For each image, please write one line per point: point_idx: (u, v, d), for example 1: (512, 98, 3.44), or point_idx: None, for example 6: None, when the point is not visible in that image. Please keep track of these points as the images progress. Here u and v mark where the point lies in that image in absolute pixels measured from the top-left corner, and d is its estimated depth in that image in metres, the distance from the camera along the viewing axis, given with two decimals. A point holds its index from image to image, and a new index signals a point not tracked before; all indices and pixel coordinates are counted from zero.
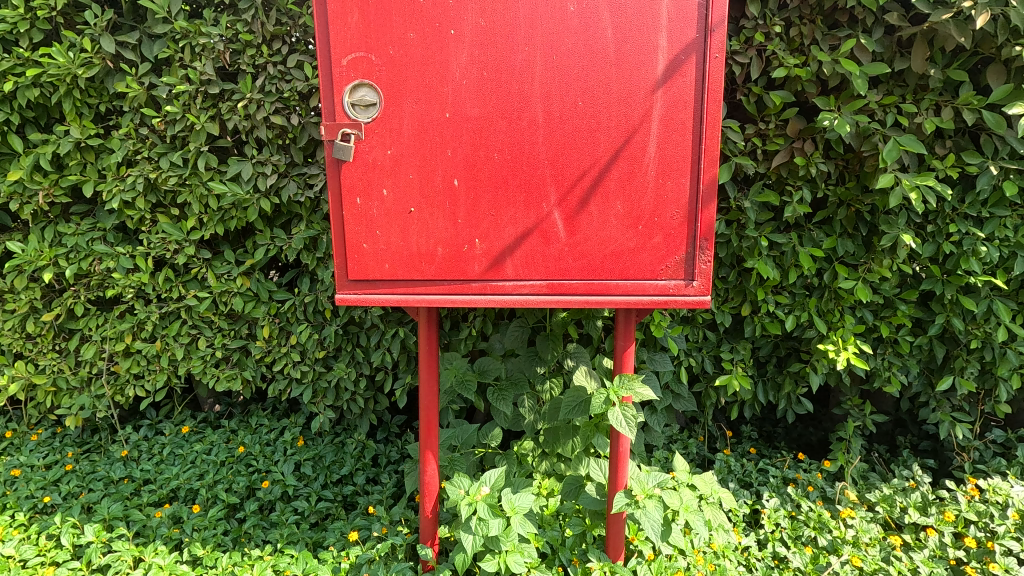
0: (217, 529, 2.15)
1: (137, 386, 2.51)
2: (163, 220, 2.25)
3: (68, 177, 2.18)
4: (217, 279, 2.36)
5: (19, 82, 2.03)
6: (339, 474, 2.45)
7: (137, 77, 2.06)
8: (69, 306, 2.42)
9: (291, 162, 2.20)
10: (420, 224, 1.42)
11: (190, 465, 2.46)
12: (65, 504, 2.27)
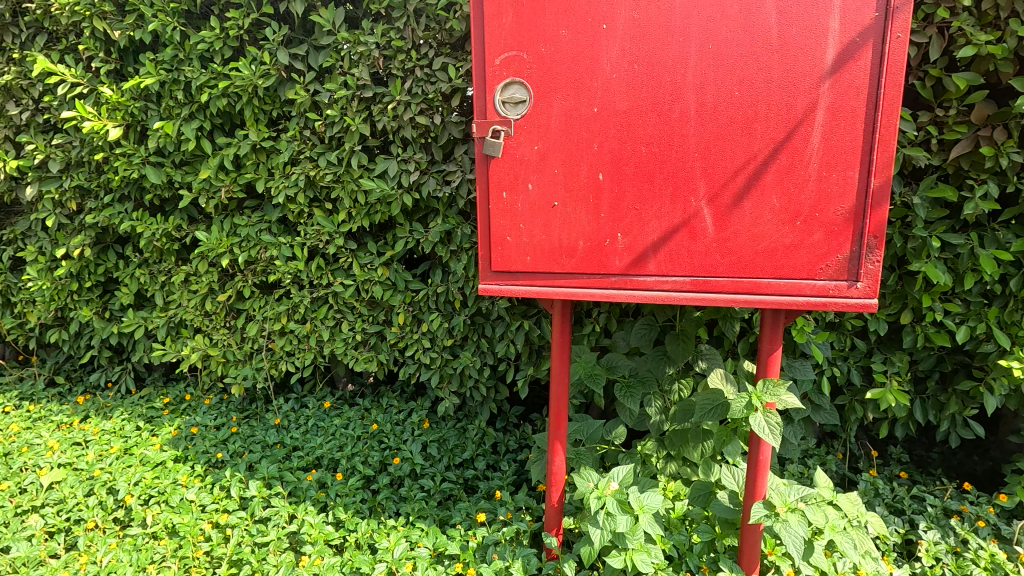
0: (357, 496, 2.35)
1: (289, 362, 2.80)
2: (319, 214, 2.49)
3: (245, 175, 2.48)
4: (361, 268, 2.57)
5: (212, 93, 2.34)
6: (461, 458, 2.55)
7: (304, 85, 2.30)
8: (239, 288, 2.75)
9: (431, 160, 2.34)
10: (563, 218, 1.45)
11: (331, 436, 2.70)
12: (232, 461, 2.60)
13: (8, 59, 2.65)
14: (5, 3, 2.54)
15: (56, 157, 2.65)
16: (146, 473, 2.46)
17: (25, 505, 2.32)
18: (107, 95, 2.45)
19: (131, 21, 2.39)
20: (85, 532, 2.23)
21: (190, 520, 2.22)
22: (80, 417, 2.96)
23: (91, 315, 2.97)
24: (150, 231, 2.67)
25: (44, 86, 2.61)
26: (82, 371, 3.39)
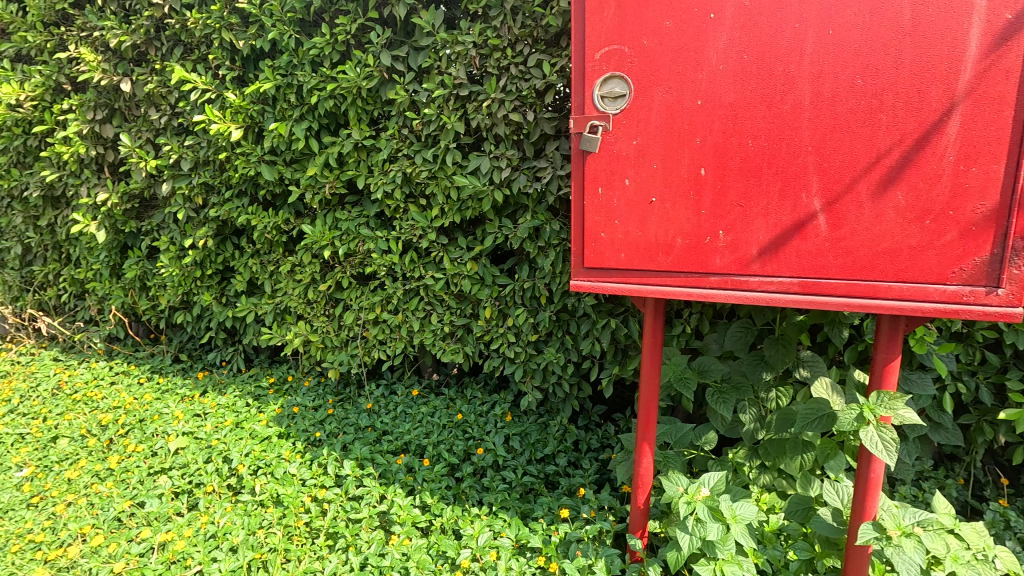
0: (442, 482, 2.43)
1: (381, 350, 2.94)
2: (413, 209, 2.59)
3: (347, 172, 2.63)
4: (451, 262, 2.64)
5: (321, 95, 2.50)
6: (543, 453, 2.57)
7: (404, 85, 2.40)
8: (339, 279, 2.91)
9: (523, 157, 2.37)
10: (661, 214, 1.42)
11: (418, 423, 2.81)
12: (329, 440, 2.77)
13: (151, 70, 2.98)
14: (149, 19, 2.85)
15: (187, 156, 2.93)
16: (254, 446, 2.69)
17: (156, 467, 2.64)
18: (231, 100, 2.68)
19: (253, 31, 2.61)
20: (204, 495, 2.48)
21: (292, 492, 2.40)
22: (199, 391, 3.28)
23: (211, 300, 3.27)
24: (263, 224, 2.90)
25: (178, 93, 2.90)
26: (201, 350, 3.75)
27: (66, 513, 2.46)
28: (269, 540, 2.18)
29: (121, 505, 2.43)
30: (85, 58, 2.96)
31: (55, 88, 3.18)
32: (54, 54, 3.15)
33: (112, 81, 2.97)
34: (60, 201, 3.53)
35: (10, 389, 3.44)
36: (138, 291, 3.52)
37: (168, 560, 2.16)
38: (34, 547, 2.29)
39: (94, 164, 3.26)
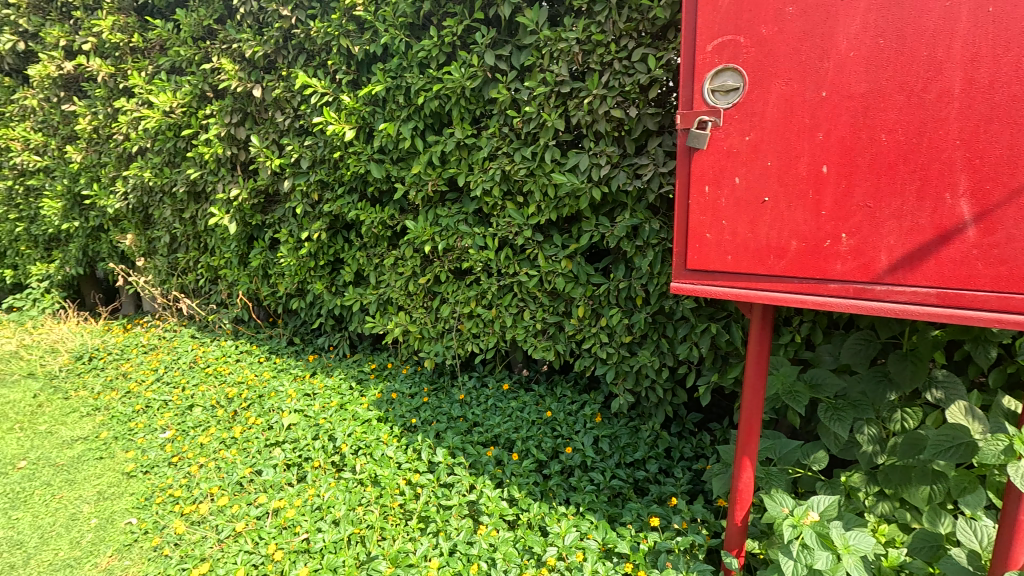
0: (530, 478, 2.45)
1: (474, 344, 3.01)
2: (511, 207, 2.62)
3: (449, 170, 2.72)
4: (545, 260, 2.64)
5: (427, 95, 2.60)
6: (633, 457, 2.51)
7: (506, 84, 2.44)
8: (437, 273, 3.02)
9: (623, 154, 2.32)
10: (774, 215, 1.33)
11: (508, 417, 2.85)
12: (423, 427, 2.89)
13: (279, 76, 3.25)
14: (279, 30, 3.11)
15: (306, 156, 3.17)
16: (356, 427, 2.87)
17: (272, 439, 2.91)
18: (346, 103, 2.86)
19: (368, 37, 2.77)
20: (312, 469, 2.69)
21: (389, 474, 2.54)
22: (310, 372, 3.56)
23: (322, 288, 3.53)
24: (371, 219, 3.08)
25: (301, 97, 3.14)
26: (312, 335, 4.05)
27: (199, 474, 2.81)
28: (367, 517, 2.33)
29: (242, 472, 2.71)
30: (224, 68, 3.30)
31: (200, 95, 3.57)
32: (200, 65, 3.53)
33: (246, 88, 3.28)
34: (201, 196, 3.95)
35: (157, 362, 4.01)
36: (262, 278, 3.88)
37: (280, 525, 2.37)
38: (173, 501, 2.68)
39: (228, 163, 3.62)
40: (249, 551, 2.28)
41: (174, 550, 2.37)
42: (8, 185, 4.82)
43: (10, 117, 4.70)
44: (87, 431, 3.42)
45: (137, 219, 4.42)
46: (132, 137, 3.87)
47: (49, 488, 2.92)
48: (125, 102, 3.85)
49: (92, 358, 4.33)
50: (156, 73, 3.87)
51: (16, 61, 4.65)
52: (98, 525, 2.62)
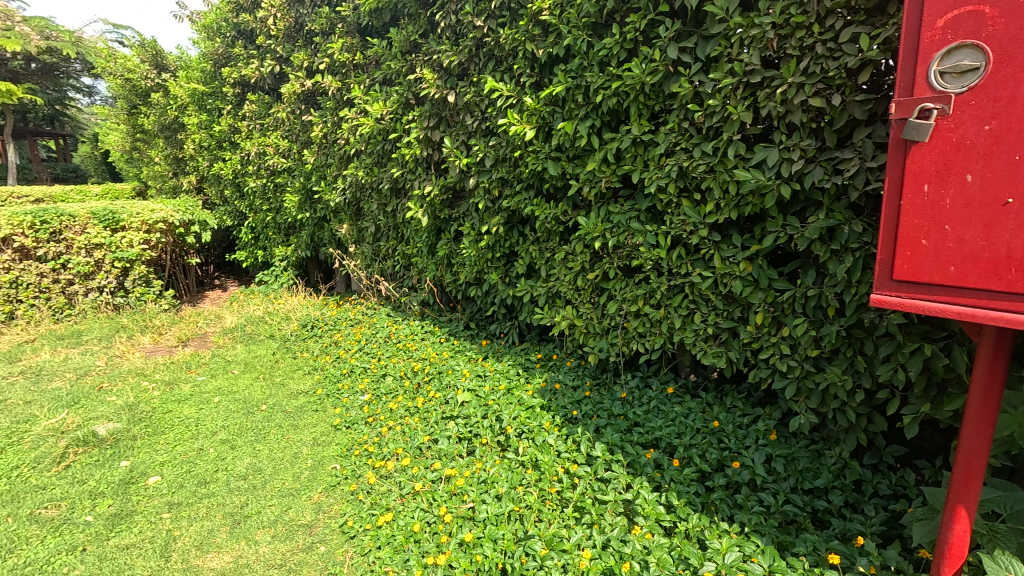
0: (691, 487, 2.36)
1: (640, 343, 2.95)
2: (686, 204, 2.52)
3: (624, 167, 2.70)
4: (722, 261, 2.49)
5: (605, 93, 2.62)
6: (812, 484, 2.26)
7: (689, 77, 2.35)
8: (606, 270, 3.01)
9: (821, 147, 2.09)
10: (1019, 220, 1.13)
11: (671, 422, 2.75)
12: (584, 420, 2.93)
13: (470, 83, 3.54)
14: (473, 40, 3.39)
15: (490, 155, 3.40)
16: (521, 411, 3.03)
17: (448, 412, 3.22)
18: (528, 104, 3.01)
19: (552, 39, 2.88)
20: (479, 445, 2.92)
21: (549, 460, 2.65)
22: (482, 355, 3.84)
23: (497, 279, 3.76)
24: (545, 215, 3.21)
25: (488, 101, 3.38)
26: (486, 321, 4.35)
27: (388, 434, 3.24)
28: (527, 497, 2.46)
29: (422, 438, 3.06)
30: (426, 78, 3.69)
31: (404, 102, 4.04)
32: (406, 76, 4.00)
33: (442, 94, 3.63)
34: (400, 192, 4.48)
35: (360, 334, 4.69)
36: (446, 267, 4.27)
37: (451, 491, 2.63)
38: (367, 455, 3.13)
39: (424, 162, 4.05)
40: (425, 509, 2.57)
41: (367, 496, 2.79)
42: (263, 182, 5.99)
43: (267, 128, 5.83)
44: (308, 386, 4.22)
45: (351, 212, 5.18)
46: (352, 141, 4.53)
47: (280, 429, 3.60)
48: (348, 112, 4.53)
49: (314, 327, 5.21)
50: (371, 85, 4.47)
51: (273, 81, 5.74)
52: (312, 465, 3.17)
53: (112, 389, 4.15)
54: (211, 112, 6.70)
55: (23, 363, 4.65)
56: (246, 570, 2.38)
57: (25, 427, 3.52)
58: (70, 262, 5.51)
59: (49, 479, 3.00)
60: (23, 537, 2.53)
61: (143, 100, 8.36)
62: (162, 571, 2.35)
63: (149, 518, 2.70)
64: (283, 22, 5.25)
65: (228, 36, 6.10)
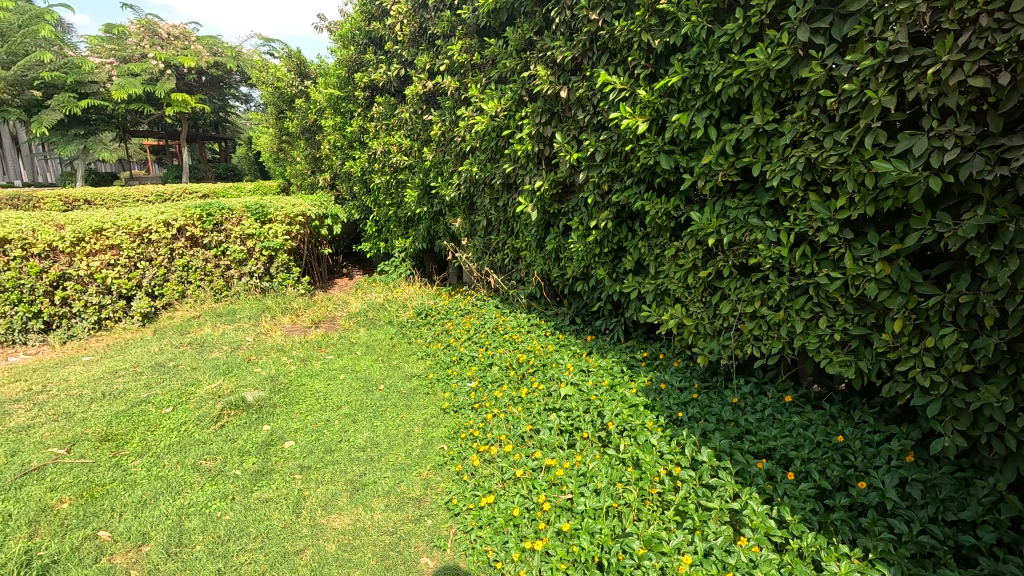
0: (807, 504, 2.19)
1: (755, 346, 2.76)
2: (814, 199, 2.32)
3: (743, 159, 2.55)
4: (853, 261, 2.27)
5: (725, 82, 2.49)
6: (957, 516, 1.99)
7: (822, 60, 2.17)
8: (719, 268, 2.86)
9: (982, 133, 1.83)
10: None
11: (788, 432, 2.56)
12: (690, 423, 2.82)
13: (583, 77, 3.53)
14: (587, 34, 3.38)
15: (601, 149, 3.36)
16: (623, 409, 2.99)
17: (551, 404, 3.27)
18: (642, 96, 2.94)
19: (669, 29, 2.79)
20: (580, 439, 2.93)
21: (651, 460, 2.59)
22: (587, 351, 3.83)
23: (604, 274, 3.73)
24: (656, 210, 3.12)
25: (601, 94, 3.35)
26: (591, 317, 4.32)
27: (493, 421, 3.37)
28: (626, 495, 2.44)
29: (524, 427, 3.15)
30: (539, 74, 3.74)
31: (518, 99, 4.13)
32: (521, 73, 4.08)
33: (555, 90, 3.66)
34: (511, 187, 4.59)
35: (469, 324, 4.89)
36: (553, 261, 4.31)
37: (551, 481, 2.68)
38: (473, 439, 3.28)
39: (535, 158, 4.11)
40: (525, 496, 2.65)
41: (471, 478, 2.93)
42: (387, 179, 6.43)
43: (392, 128, 6.25)
44: (421, 370, 4.49)
45: (465, 206, 5.39)
46: (467, 139, 4.72)
47: (395, 408, 3.88)
48: (465, 110, 4.72)
49: (428, 315, 5.52)
50: (487, 84, 4.62)
51: (398, 84, 6.13)
52: (423, 444, 3.38)
53: (258, 362, 4.73)
54: (344, 115, 7.32)
55: (192, 335, 5.44)
56: (362, 532, 2.61)
57: (192, 389, 4.13)
58: (228, 249, 6.33)
59: (209, 435, 3.49)
60: (189, 482, 2.98)
61: (289, 106, 9.33)
62: (294, 524, 2.66)
63: (284, 477, 3.06)
64: (408, 27, 5.58)
65: (361, 44, 6.61)
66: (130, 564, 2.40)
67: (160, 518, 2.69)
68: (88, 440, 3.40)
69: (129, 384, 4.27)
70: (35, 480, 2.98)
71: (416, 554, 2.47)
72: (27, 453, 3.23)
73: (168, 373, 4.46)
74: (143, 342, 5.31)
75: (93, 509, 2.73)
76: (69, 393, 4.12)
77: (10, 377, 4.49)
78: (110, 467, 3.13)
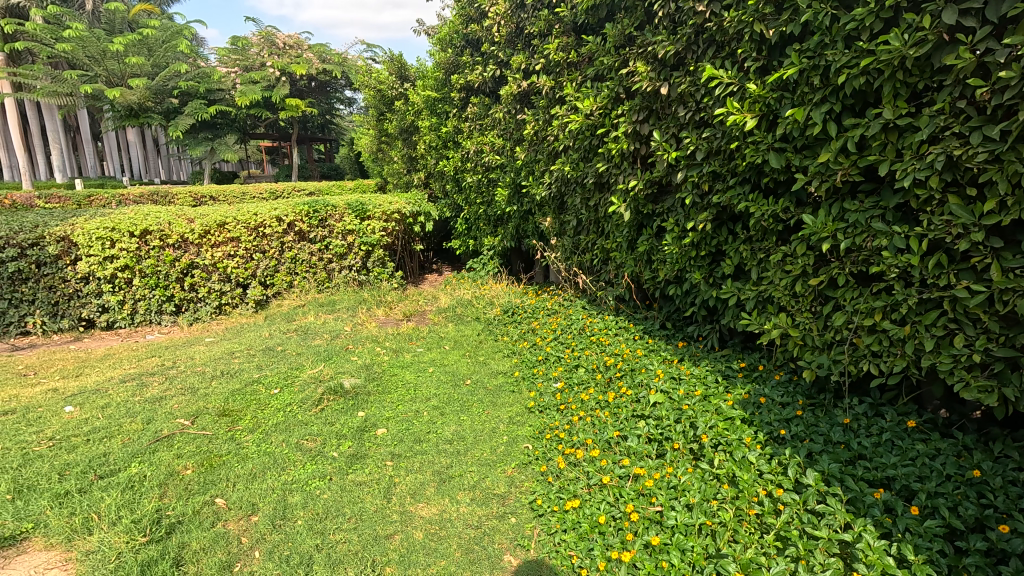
0: (934, 543, 1.96)
1: (873, 363, 2.50)
2: (954, 201, 2.06)
3: (868, 157, 2.31)
4: (1001, 273, 1.99)
5: (850, 73, 2.27)
6: None
7: (971, 46, 1.92)
8: (833, 275, 2.61)
9: None
10: None
11: (910, 461, 2.29)
12: (793, 442, 2.61)
13: (686, 72, 3.38)
14: (692, 27, 3.23)
15: (702, 147, 3.20)
16: (718, 421, 2.84)
17: (639, 411, 3.18)
18: (752, 91, 2.77)
19: (786, 17, 2.60)
20: (671, 449, 2.82)
21: (748, 479, 2.45)
22: (678, 358, 3.67)
23: (700, 278, 3.55)
24: (762, 211, 2.92)
25: (705, 89, 3.20)
26: (684, 322, 4.14)
27: (578, 424, 3.33)
28: (721, 513, 2.32)
29: (611, 433, 3.08)
30: (639, 71, 3.64)
31: (615, 97, 4.04)
32: (618, 70, 3.99)
33: (655, 86, 3.54)
34: (604, 187, 4.50)
35: (556, 325, 4.87)
36: (645, 263, 4.17)
37: (639, 490, 2.60)
38: (558, 440, 3.28)
39: (631, 156, 4.00)
40: (611, 503, 2.59)
41: (555, 479, 2.92)
42: (478, 177, 6.54)
43: (485, 127, 6.35)
44: (507, 368, 4.55)
45: (555, 205, 5.37)
46: (560, 137, 4.69)
47: (481, 403, 3.94)
48: (559, 109, 4.69)
49: (515, 313, 5.56)
50: (583, 82, 4.57)
51: (493, 84, 6.23)
52: (508, 441, 3.42)
53: (355, 351, 4.99)
54: (440, 116, 7.54)
55: (297, 323, 5.86)
56: (449, 523, 2.67)
57: (296, 373, 4.45)
58: (331, 244, 6.75)
59: (310, 417, 3.74)
60: (292, 460, 3.20)
61: (389, 108, 9.77)
62: (385, 509, 2.77)
63: (377, 462, 3.20)
64: (506, 28, 5.64)
65: (458, 46, 6.78)
66: (241, 531, 2.62)
67: (268, 491, 2.91)
68: (209, 414, 3.76)
69: (243, 364, 4.68)
70: (165, 446, 3.33)
71: (500, 551, 2.49)
72: (159, 422, 3.62)
73: (277, 357, 4.83)
74: (256, 327, 5.80)
75: (212, 477, 3.02)
76: (193, 370, 4.58)
77: (147, 353, 5.07)
78: (226, 440, 3.43)
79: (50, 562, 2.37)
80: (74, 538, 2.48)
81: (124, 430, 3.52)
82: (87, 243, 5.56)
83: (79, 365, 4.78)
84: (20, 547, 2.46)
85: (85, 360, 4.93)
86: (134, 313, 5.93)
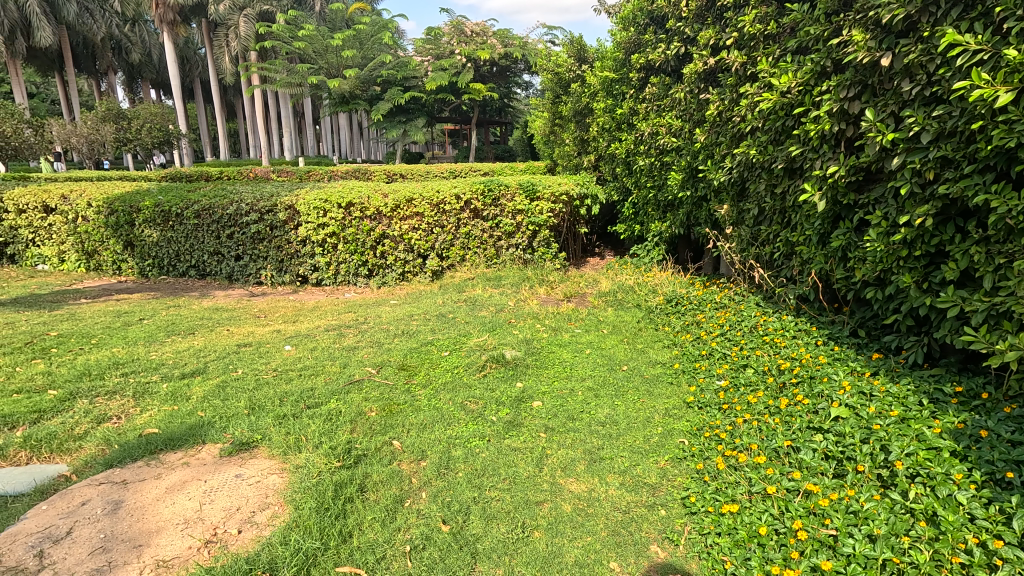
0: None
1: None
2: None
3: None
4: None
5: None
6: None
7: None
8: None
9: None
10: None
11: None
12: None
13: (918, 38, 2.88)
14: None
15: (931, 128, 2.71)
16: (918, 448, 2.43)
17: (816, 424, 2.87)
18: (1010, 58, 2.26)
19: None
20: (853, 471, 2.51)
21: (954, 521, 2.08)
22: (870, 370, 3.20)
23: (911, 282, 3.02)
24: (1008, 207, 2.39)
25: (942, 58, 2.69)
26: (882, 332, 3.58)
27: (743, 427, 3.12)
28: (913, 553, 2.02)
29: (781, 442, 2.83)
30: (855, 40, 3.19)
31: (819, 71, 3.60)
32: (828, 41, 3.55)
33: (873, 57, 3.08)
34: (795, 172, 4.05)
35: (724, 320, 4.56)
36: (839, 260, 3.69)
37: (809, 508, 2.37)
38: (718, 440, 3.11)
39: (833, 139, 3.54)
40: (775, 516, 2.40)
41: (712, 480, 2.78)
42: (651, 161, 6.31)
43: (664, 108, 6.10)
44: (666, 358, 4.41)
45: (735, 191, 4.99)
46: (749, 118, 4.33)
47: (637, 391, 3.89)
48: (749, 87, 4.33)
49: (679, 304, 5.33)
50: (782, 56, 4.15)
51: (676, 62, 5.95)
52: (662, 433, 3.33)
53: (517, 325, 5.24)
54: (616, 97, 7.42)
55: (466, 294, 6.32)
56: (597, 502, 2.71)
57: (464, 339, 4.82)
58: (501, 222, 7.09)
59: (474, 380, 4.04)
60: (457, 417, 3.50)
61: (565, 90, 9.88)
62: (537, 477, 2.90)
63: (531, 432, 3.36)
64: (695, 2, 5.35)
65: (642, 23, 6.56)
66: (412, 472, 2.95)
67: (435, 441, 3.22)
68: (391, 366, 4.27)
69: (420, 326, 5.20)
70: (355, 389, 3.87)
71: (647, 540, 2.47)
72: (353, 368, 4.21)
73: (448, 323, 5.28)
74: (431, 294, 6.39)
75: (392, 421, 3.43)
76: (381, 326, 5.22)
77: (345, 308, 5.91)
78: (404, 390, 3.87)
79: (272, 468, 2.91)
80: (288, 453, 3.02)
81: (327, 371, 4.16)
82: (307, 211, 6.60)
83: (295, 313, 5.73)
84: (252, 452, 3.07)
85: (299, 309, 5.89)
86: (336, 274, 6.92)
